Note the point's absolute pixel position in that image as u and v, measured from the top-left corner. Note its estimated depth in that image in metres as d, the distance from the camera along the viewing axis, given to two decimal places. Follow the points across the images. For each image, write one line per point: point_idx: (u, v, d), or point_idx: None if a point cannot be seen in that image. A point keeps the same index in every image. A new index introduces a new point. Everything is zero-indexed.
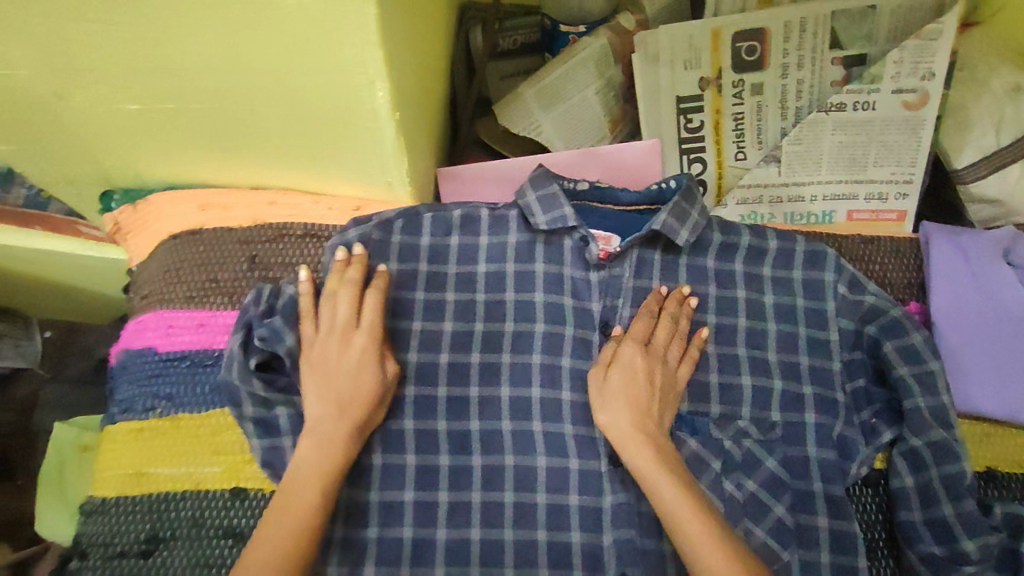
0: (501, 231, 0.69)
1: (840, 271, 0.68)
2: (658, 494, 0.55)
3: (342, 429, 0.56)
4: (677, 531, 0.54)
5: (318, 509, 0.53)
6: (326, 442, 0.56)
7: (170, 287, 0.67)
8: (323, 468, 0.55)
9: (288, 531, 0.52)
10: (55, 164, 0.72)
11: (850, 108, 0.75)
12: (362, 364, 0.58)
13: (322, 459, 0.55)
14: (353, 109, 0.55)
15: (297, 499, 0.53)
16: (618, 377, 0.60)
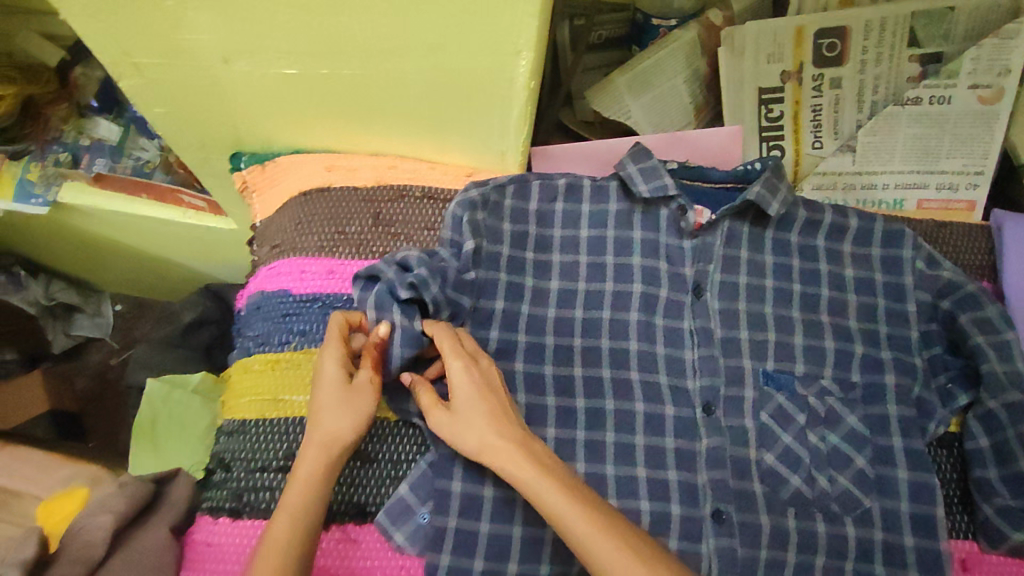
0: (602, 200, 0.75)
1: (919, 249, 0.73)
2: (550, 502, 0.50)
3: (316, 469, 0.56)
4: (570, 529, 0.49)
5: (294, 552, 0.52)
6: (299, 483, 0.56)
7: (302, 237, 0.74)
8: (297, 510, 0.54)
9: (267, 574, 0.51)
10: (191, 129, 0.78)
11: (924, 103, 0.81)
12: (354, 404, 0.58)
13: (298, 500, 0.55)
14: (494, 76, 0.62)
15: (273, 543, 0.52)
16: (458, 391, 0.57)
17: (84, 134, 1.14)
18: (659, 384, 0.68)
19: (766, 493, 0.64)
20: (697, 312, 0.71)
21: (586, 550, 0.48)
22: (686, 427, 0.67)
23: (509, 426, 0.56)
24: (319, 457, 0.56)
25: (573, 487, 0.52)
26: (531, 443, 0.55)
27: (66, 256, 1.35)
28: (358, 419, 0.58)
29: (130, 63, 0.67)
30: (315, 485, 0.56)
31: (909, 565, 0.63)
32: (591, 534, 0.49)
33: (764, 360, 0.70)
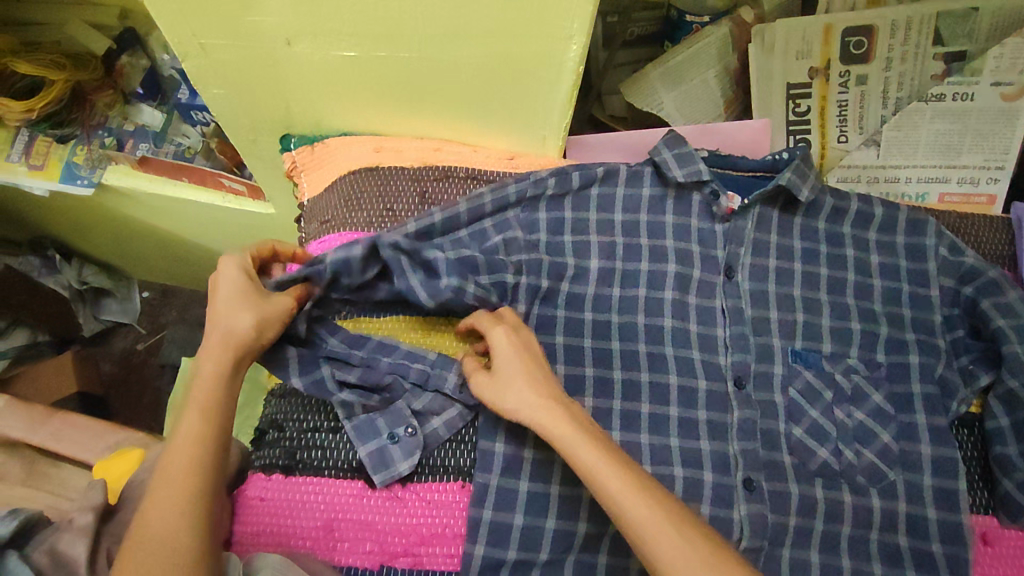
0: (637, 184, 0.78)
1: (941, 236, 0.75)
2: (585, 457, 0.54)
3: (218, 364, 0.58)
4: (602, 483, 0.52)
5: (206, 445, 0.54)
6: (206, 380, 0.57)
7: (353, 213, 0.79)
8: (206, 404, 0.56)
9: (181, 464, 0.53)
10: (243, 112, 0.81)
11: (948, 99, 0.84)
12: (267, 306, 0.62)
13: (206, 396, 0.56)
14: (546, 52, 0.66)
15: (183, 439, 0.54)
16: (499, 353, 0.62)
17: (128, 120, 1.18)
18: (692, 359, 0.71)
19: (795, 464, 0.67)
20: (729, 292, 0.74)
21: (614, 502, 0.52)
22: (719, 400, 0.70)
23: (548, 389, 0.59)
24: (220, 353, 0.58)
25: (609, 450, 0.55)
26: (570, 406, 0.59)
27: (105, 249, 1.38)
28: (263, 316, 0.61)
29: (198, 44, 0.70)
30: (220, 378, 0.58)
31: (932, 536, 0.66)
32: (620, 489, 0.52)
33: (792, 338, 0.73)
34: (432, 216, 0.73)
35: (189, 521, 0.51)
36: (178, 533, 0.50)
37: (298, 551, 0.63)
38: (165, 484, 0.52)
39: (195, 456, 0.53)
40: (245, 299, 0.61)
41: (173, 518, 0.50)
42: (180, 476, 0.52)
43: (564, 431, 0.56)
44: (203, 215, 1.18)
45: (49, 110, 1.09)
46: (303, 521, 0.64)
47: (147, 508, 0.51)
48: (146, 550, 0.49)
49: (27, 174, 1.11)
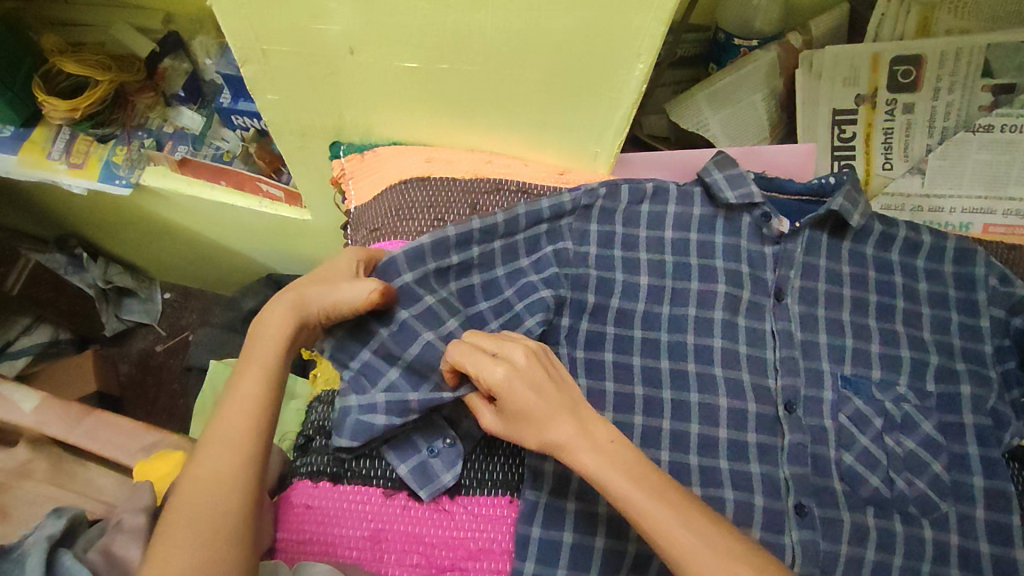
0: (687, 204, 0.78)
1: (991, 267, 0.75)
2: (618, 492, 0.52)
3: (281, 328, 0.61)
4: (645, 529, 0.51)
5: (261, 405, 0.58)
6: (270, 338, 0.61)
7: (404, 223, 0.79)
8: (266, 368, 0.59)
9: (237, 427, 0.56)
10: (295, 117, 0.82)
11: (997, 130, 0.85)
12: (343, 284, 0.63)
13: (267, 362, 0.60)
14: (611, 67, 0.66)
15: (245, 397, 0.58)
16: (512, 401, 0.55)
17: (169, 122, 1.18)
18: (742, 380, 0.71)
19: (846, 491, 0.67)
20: (779, 315, 0.73)
21: (659, 536, 0.50)
22: (768, 423, 0.69)
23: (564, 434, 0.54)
24: (286, 314, 0.62)
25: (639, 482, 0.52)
26: (592, 428, 0.55)
27: (132, 248, 1.38)
28: (338, 301, 0.62)
29: (259, 51, 0.70)
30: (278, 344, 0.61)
31: (984, 570, 0.65)
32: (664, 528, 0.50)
33: (842, 364, 0.72)
34: (496, 216, 0.71)
35: (243, 473, 0.54)
36: (229, 481, 0.53)
37: (345, 561, 0.63)
38: (220, 438, 0.55)
39: (251, 415, 0.57)
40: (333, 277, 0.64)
41: (227, 467, 0.54)
42: (238, 436, 0.56)
43: (621, 485, 0.52)
44: (237, 218, 1.19)
45: (92, 110, 1.09)
46: (349, 530, 0.64)
47: (207, 452, 0.55)
48: (198, 498, 0.52)
49: (66, 172, 1.12)
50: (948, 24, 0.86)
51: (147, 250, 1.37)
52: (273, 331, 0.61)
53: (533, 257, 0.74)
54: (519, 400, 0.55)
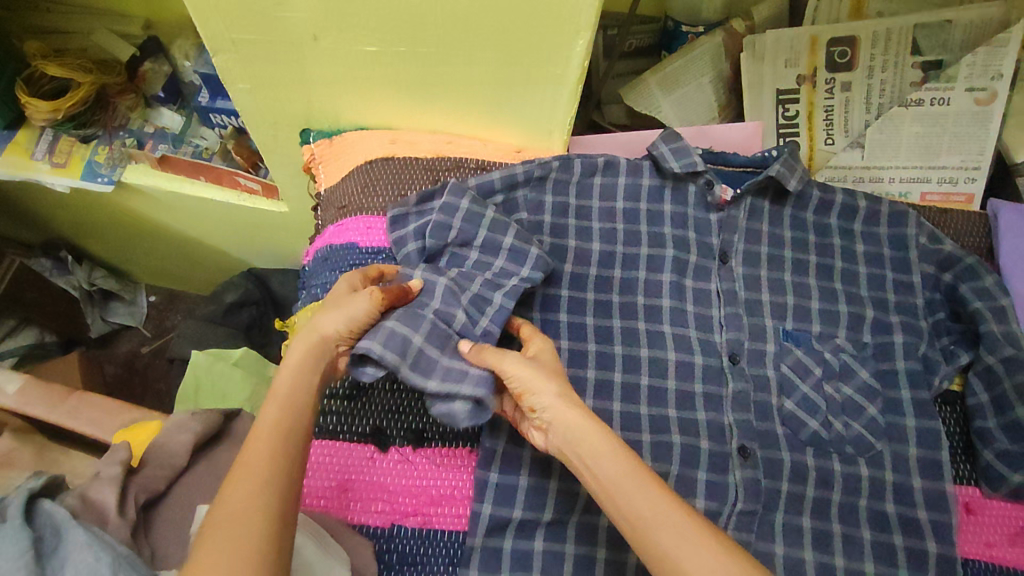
0: (636, 176, 0.82)
1: (921, 226, 0.80)
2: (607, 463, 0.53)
3: (302, 357, 0.58)
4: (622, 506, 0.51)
5: (284, 433, 0.53)
6: (288, 368, 0.57)
7: (369, 200, 0.84)
8: (283, 397, 0.55)
9: (263, 457, 0.51)
10: (267, 106, 0.86)
11: (926, 104, 0.90)
12: (349, 303, 0.61)
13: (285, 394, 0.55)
14: (557, 43, 0.71)
15: (264, 430, 0.53)
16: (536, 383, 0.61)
17: (149, 123, 1.23)
18: (689, 336, 0.76)
19: (787, 434, 0.71)
20: (723, 276, 0.78)
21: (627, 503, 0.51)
22: (714, 373, 0.74)
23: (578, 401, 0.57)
24: (303, 344, 0.59)
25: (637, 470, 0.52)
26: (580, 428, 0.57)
27: (116, 248, 1.42)
28: (350, 319, 0.60)
29: (229, 40, 0.75)
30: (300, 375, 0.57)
31: (917, 503, 0.69)
32: (648, 507, 0.50)
33: (783, 319, 0.77)
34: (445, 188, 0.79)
35: (271, 516, 0.48)
36: (252, 517, 0.47)
37: (313, 509, 0.66)
38: (238, 466, 0.50)
39: (272, 442, 0.52)
40: (336, 301, 0.62)
41: (250, 503, 0.48)
42: (261, 467, 0.50)
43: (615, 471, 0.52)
44: (218, 213, 1.22)
45: (74, 112, 1.14)
46: (316, 481, 0.68)
47: (226, 492, 0.49)
48: (222, 542, 0.46)
49: (48, 172, 1.15)
50: (879, 7, 0.92)
51: (130, 248, 1.41)
52: (293, 361, 0.58)
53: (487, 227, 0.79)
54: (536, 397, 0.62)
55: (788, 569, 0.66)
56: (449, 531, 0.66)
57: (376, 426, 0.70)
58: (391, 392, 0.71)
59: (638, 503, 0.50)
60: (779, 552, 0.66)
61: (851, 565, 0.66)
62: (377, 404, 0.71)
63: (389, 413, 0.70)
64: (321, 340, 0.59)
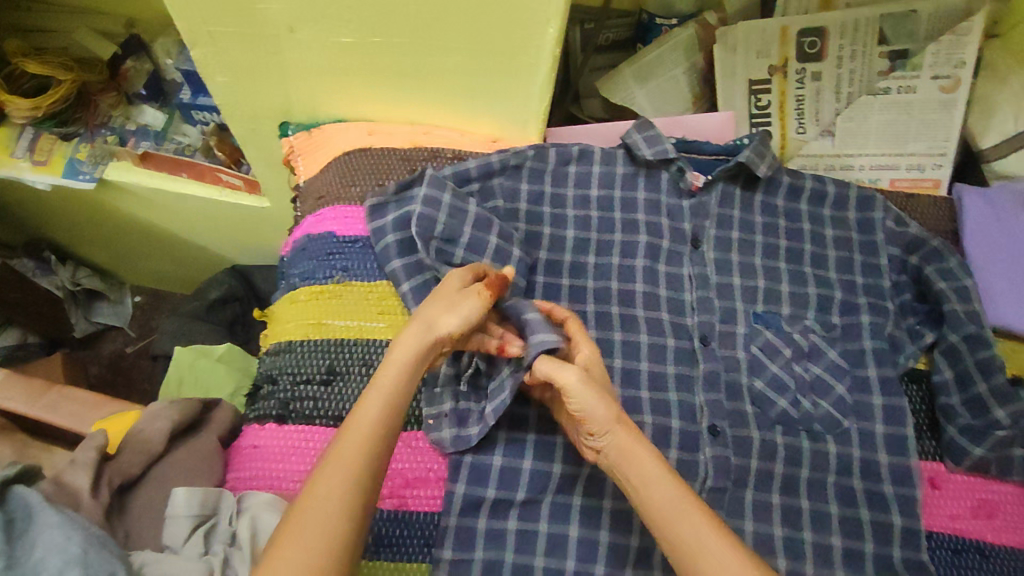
0: (610, 164, 0.84)
1: (888, 210, 0.82)
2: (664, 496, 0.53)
3: (409, 355, 0.58)
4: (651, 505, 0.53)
5: (378, 435, 0.54)
6: (397, 361, 0.58)
7: (348, 189, 0.85)
8: (389, 392, 0.56)
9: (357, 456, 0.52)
10: (246, 98, 0.87)
11: (893, 92, 0.92)
12: (460, 301, 0.62)
13: (388, 394, 0.56)
14: (529, 32, 0.72)
15: (365, 421, 0.54)
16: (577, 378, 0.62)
17: (131, 120, 1.23)
18: (662, 320, 0.77)
19: (756, 412, 0.72)
20: (695, 261, 0.80)
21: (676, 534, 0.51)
22: (685, 355, 0.75)
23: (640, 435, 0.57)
24: (414, 338, 0.59)
25: (662, 474, 0.54)
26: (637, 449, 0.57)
27: (101, 246, 1.42)
28: (464, 319, 0.61)
29: (206, 32, 0.76)
30: (405, 370, 0.58)
31: (883, 478, 0.70)
32: (673, 505, 0.52)
33: (754, 302, 0.78)
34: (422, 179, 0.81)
35: (352, 511, 0.49)
36: (331, 508, 0.49)
37: (289, 493, 0.67)
38: (336, 460, 0.51)
39: (366, 445, 0.53)
40: (445, 298, 0.62)
41: (336, 495, 0.49)
42: (353, 460, 0.52)
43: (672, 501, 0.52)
44: (201, 210, 1.22)
45: (55, 109, 1.14)
46: (292, 465, 0.68)
47: (317, 477, 0.50)
48: (307, 528, 0.47)
49: (29, 169, 1.15)
50: None
51: (114, 246, 1.41)
52: (400, 358, 0.58)
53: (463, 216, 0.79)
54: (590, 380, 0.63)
55: (759, 545, 0.67)
56: (423, 513, 0.67)
57: (352, 410, 0.70)
58: (366, 378, 0.72)
59: (666, 502, 0.52)
60: (749, 527, 0.68)
61: (819, 539, 0.68)
62: (353, 389, 0.72)
63: None
64: (434, 340, 0.60)
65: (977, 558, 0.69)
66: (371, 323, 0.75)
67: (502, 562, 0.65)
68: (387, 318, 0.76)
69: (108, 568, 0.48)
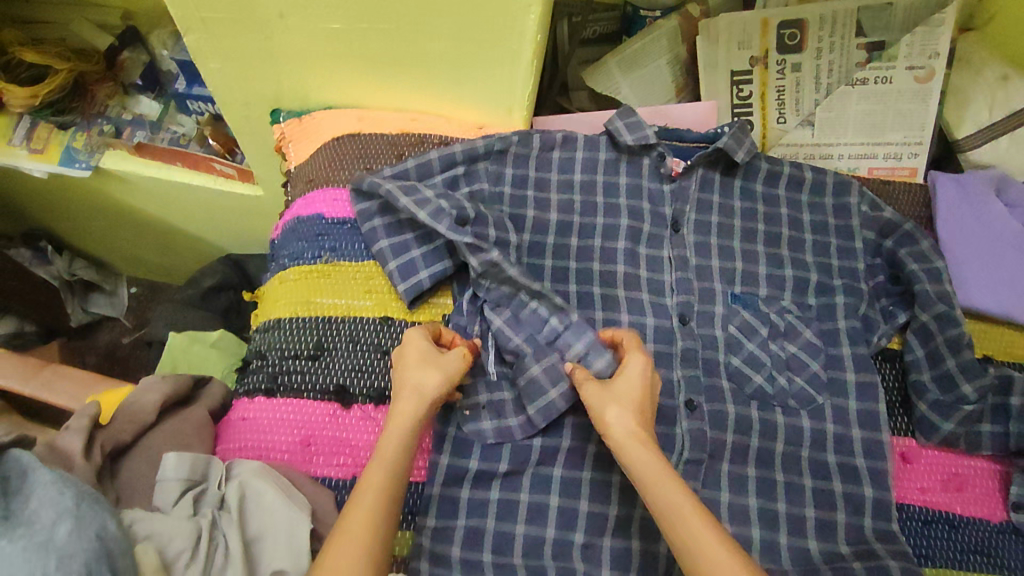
0: (593, 149, 0.86)
1: (863, 195, 0.84)
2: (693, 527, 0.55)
3: (408, 420, 0.61)
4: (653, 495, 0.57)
5: (382, 507, 0.56)
6: (394, 435, 0.61)
7: (337, 172, 0.87)
8: (389, 465, 0.59)
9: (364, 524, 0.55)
10: (238, 85, 0.89)
11: (871, 82, 0.94)
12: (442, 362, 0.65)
13: (389, 459, 0.59)
14: (511, 19, 0.75)
15: (368, 496, 0.56)
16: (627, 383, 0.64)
17: (127, 110, 1.24)
18: (642, 300, 0.79)
19: (732, 388, 0.74)
20: (675, 243, 0.82)
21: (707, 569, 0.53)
22: (664, 334, 0.77)
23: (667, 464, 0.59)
24: (411, 410, 0.62)
25: (672, 480, 0.58)
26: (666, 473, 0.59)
27: (96, 236, 1.44)
28: (448, 377, 0.64)
29: (198, 18, 0.78)
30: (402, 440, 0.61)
31: (856, 452, 0.72)
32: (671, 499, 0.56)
33: (732, 284, 0.80)
34: (407, 163, 0.82)
35: None
36: None
37: (277, 462, 0.70)
38: (344, 540, 0.54)
39: (373, 516, 0.55)
40: (422, 359, 0.65)
41: (350, 572, 0.52)
42: (361, 536, 0.54)
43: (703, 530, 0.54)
44: (194, 199, 1.24)
45: (51, 98, 1.15)
46: (280, 436, 0.71)
47: (328, 559, 0.53)
48: None
49: (27, 158, 1.17)
50: None
51: (109, 237, 1.43)
52: (399, 422, 0.61)
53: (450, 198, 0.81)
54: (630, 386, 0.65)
55: (734, 515, 0.69)
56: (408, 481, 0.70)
57: (339, 384, 0.73)
58: (353, 353, 0.74)
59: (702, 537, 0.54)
60: (725, 499, 0.70)
61: (793, 510, 0.70)
62: (341, 364, 0.74)
63: (352, 373, 0.73)
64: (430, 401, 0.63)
65: (946, 529, 0.71)
66: (358, 302, 0.77)
67: (484, 530, 0.67)
68: (374, 297, 0.78)
69: (99, 519, 0.49)
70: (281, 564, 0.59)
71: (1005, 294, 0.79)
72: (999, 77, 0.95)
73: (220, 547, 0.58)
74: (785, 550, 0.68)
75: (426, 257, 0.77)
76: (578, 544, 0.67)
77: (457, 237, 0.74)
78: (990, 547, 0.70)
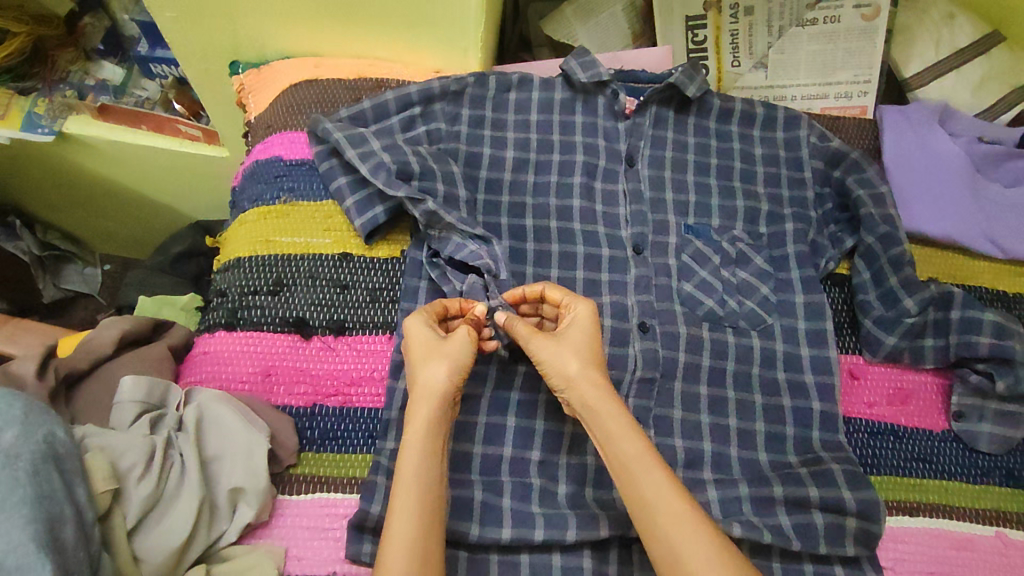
0: (549, 90, 0.86)
1: (812, 128, 0.86)
2: (658, 510, 0.55)
3: (422, 431, 0.59)
4: (633, 491, 0.57)
5: (423, 510, 0.56)
6: (416, 434, 0.59)
7: (294, 117, 0.88)
8: (419, 468, 0.57)
9: (408, 549, 0.54)
10: (191, 37, 0.88)
11: (820, 22, 0.96)
12: (448, 348, 0.62)
13: (415, 484, 0.57)
14: None
15: (406, 505, 0.56)
16: (576, 325, 0.65)
17: (90, 75, 1.17)
18: (597, 232, 0.80)
19: (685, 311, 0.76)
20: (630, 177, 0.82)
21: (664, 536, 0.54)
22: (619, 263, 0.79)
23: (639, 430, 0.60)
24: (428, 405, 0.60)
25: (648, 455, 0.58)
26: (636, 451, 0.58)
27: (53, 219, 1.38)
28: (452, 363, 0.61)
29: None
30: (429, 438, 0.59)
31: (805, 369, 0.75)
32: (653, 487, 0.56)
33: (685, 215, 0.82)
34: (363, 104, 0.82)
35: None
36: None
37: (239, 392, 0.71)
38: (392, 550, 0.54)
39: (413, 520, 0.55)
40: (427, 352, 0.62)
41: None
42: (413, 546, 0.54)
43: (652, 492, 0.56)
44: (159, 165, 1.20)
45: (10, 63, 1.09)
46: (243, 367, 0.72)
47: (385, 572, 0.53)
48: None
49: None
50: None
51: (67, 218, 1.38)
52: (416, 439, 0.59)
53: (407, 135, 0.81)
54: (576, 326, 0.64)
55: (685, 431, 0.71)
56: (367, 409, 0.70)
57: (299, 316, 0.74)
58: (312, 287, 0.75)
59: (668, 513, 0.55)
60: (677, 416, 0.72)
61: (743, 425, 0.72)
62: (301, 298, 0.75)
63: (311, 306, 0.74)
64: (441, 405, 0.60)
65: (891, 439, 0.73)
66: (317, 239, 0.78)
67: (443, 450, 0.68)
68: (332, 235, 0.78)
69: (46, 427, 0.52)
70: (238, 481, 0.62)
71: (947, 218, 0.82)
72: (944, 16, 0.98)
73: (176, 464, 0.60)
74: (735, 461, 0.70)
75: (381, 194, 0.77)
76: (535, 461, 0.68)
77: (394, 192, 0.74)
78: (932, 454, 0.73)
